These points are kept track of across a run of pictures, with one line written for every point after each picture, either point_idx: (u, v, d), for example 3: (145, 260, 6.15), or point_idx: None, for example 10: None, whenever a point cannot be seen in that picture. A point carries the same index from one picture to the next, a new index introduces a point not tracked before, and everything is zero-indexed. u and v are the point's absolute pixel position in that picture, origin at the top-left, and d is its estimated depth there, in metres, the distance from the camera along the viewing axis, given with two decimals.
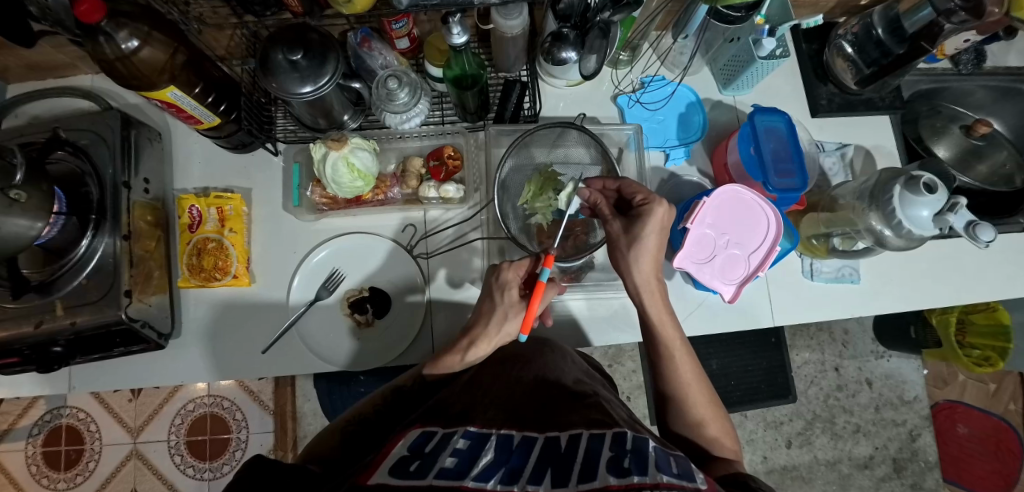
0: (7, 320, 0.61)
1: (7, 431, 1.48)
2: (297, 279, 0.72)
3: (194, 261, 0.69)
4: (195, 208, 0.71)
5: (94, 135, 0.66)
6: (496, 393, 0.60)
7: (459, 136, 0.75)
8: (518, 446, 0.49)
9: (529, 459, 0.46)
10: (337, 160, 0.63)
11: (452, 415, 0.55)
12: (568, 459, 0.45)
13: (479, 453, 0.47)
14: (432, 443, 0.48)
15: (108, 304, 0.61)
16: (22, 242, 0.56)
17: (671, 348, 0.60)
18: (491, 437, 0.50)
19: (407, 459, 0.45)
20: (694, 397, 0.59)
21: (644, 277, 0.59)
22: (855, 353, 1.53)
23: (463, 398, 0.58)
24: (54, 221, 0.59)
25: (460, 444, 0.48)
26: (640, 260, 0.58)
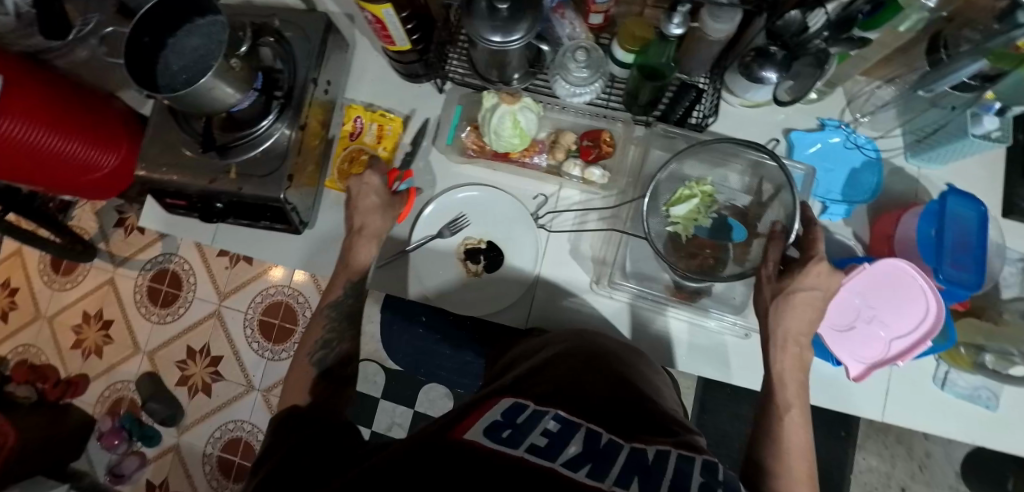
0: (187, 169, 0.70)
1: (128, 259, 1.75)
2: (427, 213, 0.74)
3: (344, 167, 0.76)
4: (359, 119, 0.76)
5: (300, 31, 0.72)
6: (587, 379, 0.58)
7: (620, 123, 0.74)
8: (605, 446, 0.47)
9: (617, 458, 0.45)
10: (504, 113, 0.65)
11: (543, 393, 0.55)
12: (656, 472, 0.43)
13: (567, 437, 0.46)
14: (523, 416, 0.49)
15: (272, 182, 0.67)
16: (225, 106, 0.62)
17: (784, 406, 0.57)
18: (580, 427, 0.48)
19: (500, 426, 0.46)
20: (796, 463, 0.53)
21: (783, 335, 0.59)
22: (929, 480, 1.38)
23: (556, 377, 0.58)
24: (247, 94, 0.65)
25: (551, 425, 0.47)
26: (786, 318, 0.59)
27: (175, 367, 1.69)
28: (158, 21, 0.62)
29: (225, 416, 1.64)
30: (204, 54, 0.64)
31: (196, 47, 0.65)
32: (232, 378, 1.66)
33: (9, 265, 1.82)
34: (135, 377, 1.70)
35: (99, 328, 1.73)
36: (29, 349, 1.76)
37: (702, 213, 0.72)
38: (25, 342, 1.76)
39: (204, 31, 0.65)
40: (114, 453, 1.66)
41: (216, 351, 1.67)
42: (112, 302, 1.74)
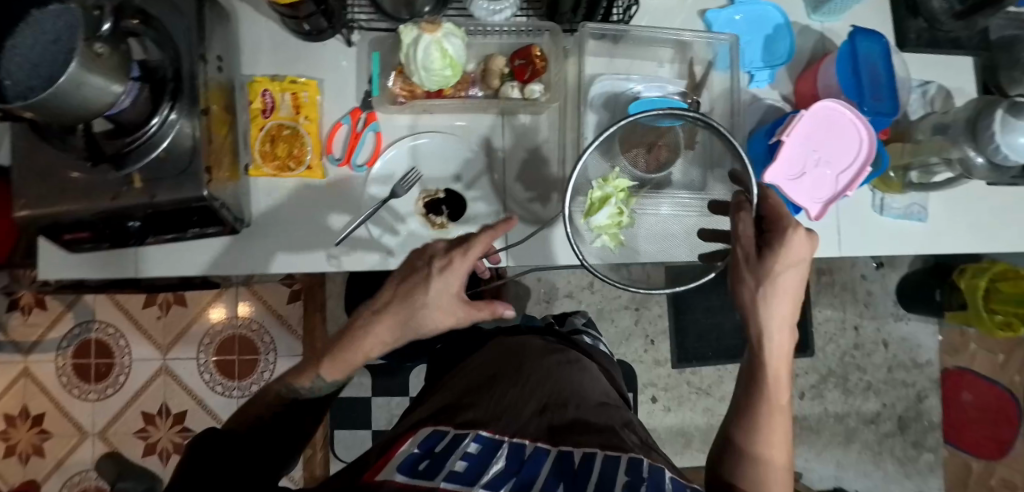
0: (72, 195, 0.59)
1: (36, 343, 1.64)
2: (377, 175, 0.70)
3: (268, 149, 0.68)
4: (268, 93, 0.68)
5: (168, 4, 0.62)
6: (509, 397, 0.60)
7: (547, 34, 0.72)
8: (529, 456, 0.49)
9: (540, 468, 0.47)
10: (429, 44, 0.60)
11: (462, 418, 0.56)
12: (579, 475, 0.45)
13: (485, 458, 0.48)
14: (442, 444, 0.51)
15: (188, 180, 0.59)
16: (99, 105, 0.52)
17: (767, 383, 0.59)
18: (502, 445, 0.51)
19: (416, 459, 0.47)
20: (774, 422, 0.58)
21: (775, 318, 0.59)
22: (876, 314, 1.59)
23: (475, 399, 0.60)
24: (127, 86, 0.54)
25: (469, 448, 0.49)
26: (771, 302, 0.59)
27: (136, 438, 1.62)
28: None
29: None
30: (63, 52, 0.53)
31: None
32: (205, 428, 1.62)
33: None
34: (93, 464, 1.62)
35: (30, 426, 1.63)
36: None
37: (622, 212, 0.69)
38: None
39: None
40: None
41: (178, 407, 1.63)
42: (35, 394, 1.64)
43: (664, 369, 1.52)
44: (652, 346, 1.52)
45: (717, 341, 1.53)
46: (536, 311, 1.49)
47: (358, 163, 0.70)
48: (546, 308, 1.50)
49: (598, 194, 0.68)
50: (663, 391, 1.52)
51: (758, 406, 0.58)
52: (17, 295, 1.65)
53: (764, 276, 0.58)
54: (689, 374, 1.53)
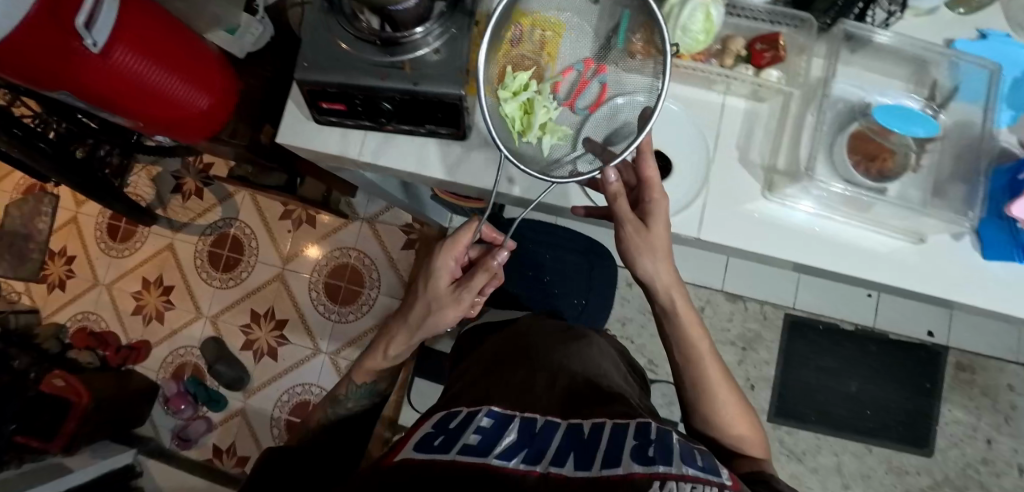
0: (345, 64, 0.66)
1: (185, 225, 1.85)
2: (593, 121, 0.74)
3: (505, 75, 0.73)
4: (518, 25, 0.73)
5: None
6: (521, 386, 0.70)
7: (796, 26, 0.71)
8: (538, 433, 0.57)
9: (551, 444, 0.54)
10: (696, 6, 0.63)
11: (478, 400, 0.67)
12: (590, 447, 0.52)
13: (499, 432, 0.57)
14: (456, 422, 0.61)
15: (450, 79, 0.64)
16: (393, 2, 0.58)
17: (688, 330, 0.72)
18: (513, 419, 0.61)
19: (434, 437, 0.58)
20: (711, 367, 0.72)
21: (661, 277, 0.70)
22: (1016, 432, 1.42)
23: (487, 385, 0.71)
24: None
25: (482, 423, 0.59)
26: (655, 261, 0.69)
27: (240, 332, 1.77)
28: None
29: (293, 379, 1.72)
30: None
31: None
32: (298, 341, 1.74)
33: (66, 233, 1.91)
34: (198, 343, 1.79)
35: (159, 293, 1.84)
36: (89, 316, 1.87)
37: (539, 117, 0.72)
38: (85, 309, 1.87)
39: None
40: (180, 417, 1.76)
41: (281, 315, 1.76)
42: (171, 267, 1.84)
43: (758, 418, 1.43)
44: (750, 391, 1.44)
45: (822, 405, 1.43)
46: (638, 319, 1.48)
47: (580, 107, 0.74)
48: (648, 320, 1.47)
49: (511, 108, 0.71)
50: None
51: (693, 365, 0.72)
52: (182, 180, 1.87)
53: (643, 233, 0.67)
54: (784, 433, 1.43)
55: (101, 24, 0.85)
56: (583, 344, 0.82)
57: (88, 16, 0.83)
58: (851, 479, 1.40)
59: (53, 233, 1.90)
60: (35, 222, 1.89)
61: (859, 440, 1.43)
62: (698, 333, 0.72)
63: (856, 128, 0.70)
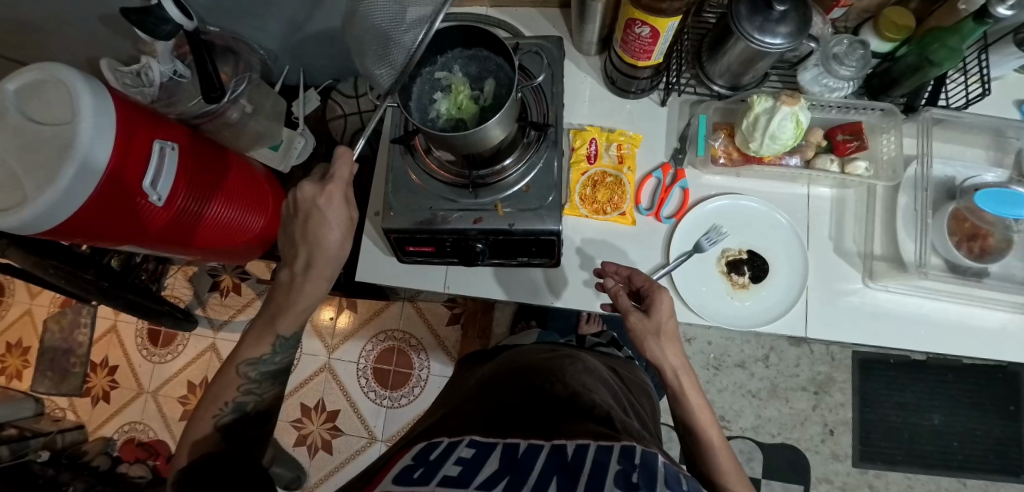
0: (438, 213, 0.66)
1: (226, 323, 1.84)
2: (681, 228, 0.72)
3: (588, 192, 0.72)
4: (594, 142, 0.74)
5: (546, 65, 0.69)
6: (504, 414, 0.63)
7: (880, 113, 0.70)
8: (522, 456, 0.50)
9: (536, 466, 0.47)
10: (786, 116, 0.63)
11: (455, 432, 0.60)
12: (574, 469, 0.46)
13: (480, 461, 0.49)
14: (438, 454, 0.52)
15: (548, 213, 0.64)
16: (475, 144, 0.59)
17: (685, 394, 0.65)
18: (494, 447, 0.53)
19: (412, 469, 0.48)
20: (714, 434, 0.64)
21: (671, 362, 0.65)
22: None
23: (464, 420, 0.64)
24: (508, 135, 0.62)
25: (464, 452, 0.51)
26: (662, 346, 0.64)
27: (292, 428, 1.71)
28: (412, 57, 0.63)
29: (351, 473, 1.66)
30: (489, 87, 0.64)
31: (472, 79, 0.64)
32: (353, 431, 1.69)
33: (106, 342, 1.87)
34: None
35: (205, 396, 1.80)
36: (136, 426, 1.80)
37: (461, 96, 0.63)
38: (132, 420, 1.80)
39: (473, 61, 0.65)
40: None
41: (332, 406, 1.71)
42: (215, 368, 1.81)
43: (843, 465, 1.38)
44: (830, 437, 1.39)
45: (907, 442, 1.38)
46: (703, 376, 1.44)
47: (666, 215, 0.73)
48: (714, 375, 1.43)
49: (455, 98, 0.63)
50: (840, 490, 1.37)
51: (691, 418, 0.65)
52: (219, 277, 1.87)
53: (653, 324, 0.64)
54: (872, 477, 1.37)
55: (164, 178, 0.86)
56: (567, 362, 0.75)
57: (153, 174, 0.83)
58: None
59: (93, 344, 1.87)
60: (75, 336, 1.87)
61: (951, 475, 1.36)
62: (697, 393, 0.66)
63: (953, 208, 0.68)
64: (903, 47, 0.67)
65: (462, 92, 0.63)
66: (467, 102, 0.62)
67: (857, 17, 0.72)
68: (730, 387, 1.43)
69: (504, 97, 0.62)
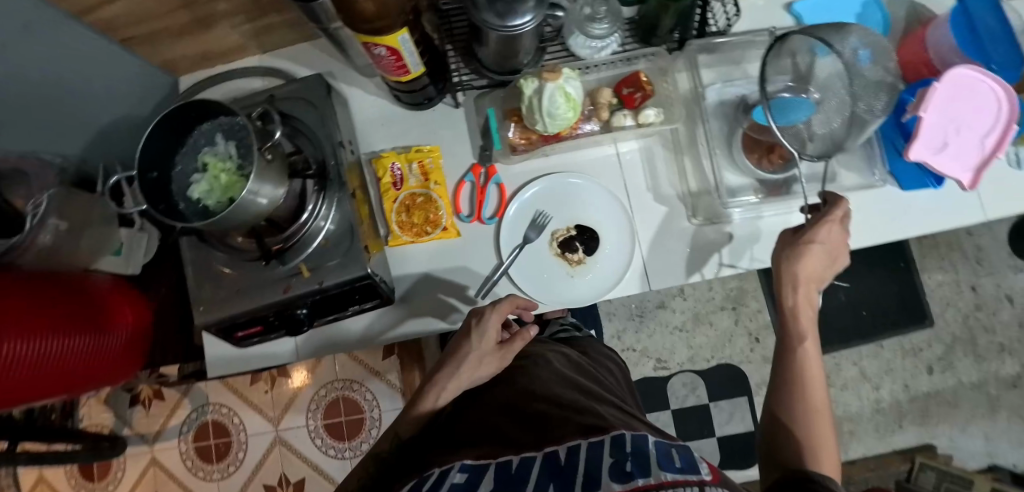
0: (247, 295, 0.63)
1: (159, 433, 1.73)
2: (505, 224, 0.71)
3: (404, 218, 0.70)
4: (396, 166, 0.71)
5: (309, 105, 0.66)
6: (484, 426, 0.62)
7: (653, 57, 0.73)
8: (517, 470, 0.51)
9: (531, 476, 0.49)
10: (554, 91, 0.62)
11: (446, 454, 0.57)
12: (568, 473, 0.48)
13: (476, 486, 0.49)
14: (429, 481, 0.52)
15: (353, 261, 0.62)
16: (239, 222, 0.55)
17: (802, 360, 0.63)
18: (488, 466, 0.53)
19: None
20: (818, 394, 0.61)
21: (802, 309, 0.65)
22: (991, 269, 1.47)
23: (449, 439, 0.61)
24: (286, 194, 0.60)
25: (457, 478, 0.50)
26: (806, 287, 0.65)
27: None
28: (161, 149, 0.59)
29: None
30: (246, 150, 0.60)
31: (230, 150, 0.61)
32: None
33: None
34: None
35: None
36: None
37: (218, 171, 0.59)
38: None
39: (228, 129, 0.61)
40: None
41: (296, 476, 1.67)
42: (164, 481, 1.71)
43: None
44: (758, 343, 1.46)
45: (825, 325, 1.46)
46: (631, 327, 1.48)
47: (488, 216, 0.72)
48: (640, 324, 1.48)
49: (215, 174, 0.60)
50: None
51: (793, 378, 0.62)
52: (136, 390, 1.75)
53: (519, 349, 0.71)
54: None
55: None
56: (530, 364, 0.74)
57: None
58: (879, 379, 1.44)
59: None
60: None
61: (868, 340, 1.46)
62: (808, 320, 0.65)
63: (743, 130, 0.71)
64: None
65: (220, 169, 0.59)
66: (230, 179, 0.59)
67: None
68: (658, 329, 1.48)
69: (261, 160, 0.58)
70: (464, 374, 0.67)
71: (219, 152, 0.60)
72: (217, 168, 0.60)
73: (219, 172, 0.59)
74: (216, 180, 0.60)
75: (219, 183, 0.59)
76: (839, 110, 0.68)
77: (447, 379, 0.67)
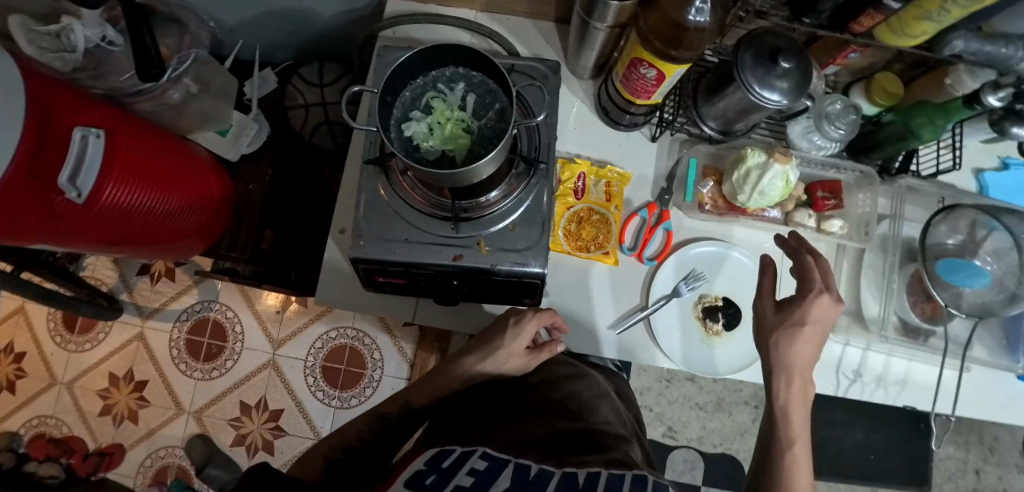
0: (413, 247, 0.61)
1: (156, 311, 1.68)
2: (662, 270, 0.71)
3: (573, 228, 0.70)
4: (582, 175, 0.71)
5: (538, 87, 0.65)
6: (514, 421, 0.62)
7: (857, 174, 0.73)
8: (535, 477, 0.49)
9: (549, 485, 0.48)
10: (776, 174, 0.63)
11: (469, 437, 0.59)
12: None
13: (493, 477, 0.49)
14: (449, 460, 0.53)
15: (534, 255, 0.61)
16: (464, 181, 0.54)
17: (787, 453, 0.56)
18: (507, 462, 0.52)
19: (423, 473, 0.50)
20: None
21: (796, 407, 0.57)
22: (999, 462, 1.51)
23: (476, 424, 0.63)
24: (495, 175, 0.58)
25: (477, 466, 0.51)
26: (805, 371, 0.58)
27: (229, 426, 1.62)
28: (400, 74, 0.57)
29: None
30: (480, 109, 0.59)
31: (463, 102, 0.59)
32: (297, 431, 1.61)
33: (11, 324, 1.66)
34: (181, 442, 1.61)
35: (131, 390, 1.64)
36: (47, 420, 1.63)
37: (446, 119, 0.58)
38: (42, 413, 1.63)
39: (469, 82, 0.60)
40: None
41: (275, 404, 1.63)
42: (143, 360, 1.66)
43: None
44: None
45: (832, 456, 1.47)
46: (655, 388, 1.49)
47: (648, 256, 0.72)
48: (665, 388, 1.49)
49: (443, 121, 0.58)
50: None
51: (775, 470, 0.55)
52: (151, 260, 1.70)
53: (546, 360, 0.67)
54: None
55: (85, 174, 0.73)
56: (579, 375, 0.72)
57: (70, 168, 0.71)
58: None
59: None
60: None
61: (864, 485, 1.48)
62: (802, 424, 0.57)
63: (913, 271, 0.72)
64: (888, 114, 0.70)
65: (449, 117, 0.58)
66: (457, 132, 0.57)
67: (849, 74, 0.73)
68: (679, 400, 1.48)
69: (499, 127, 0.57)
70: (489, 365, 0.65)
71: (453, 100, 0.59)
72: (446, 115, 0.58)
73: (448, 121, 0.58)
74: (441, 126, 0.58)
75: (443, 130, 0.57)
76: (1005, 283, 0.68)
77: (471, 365, 0.66)
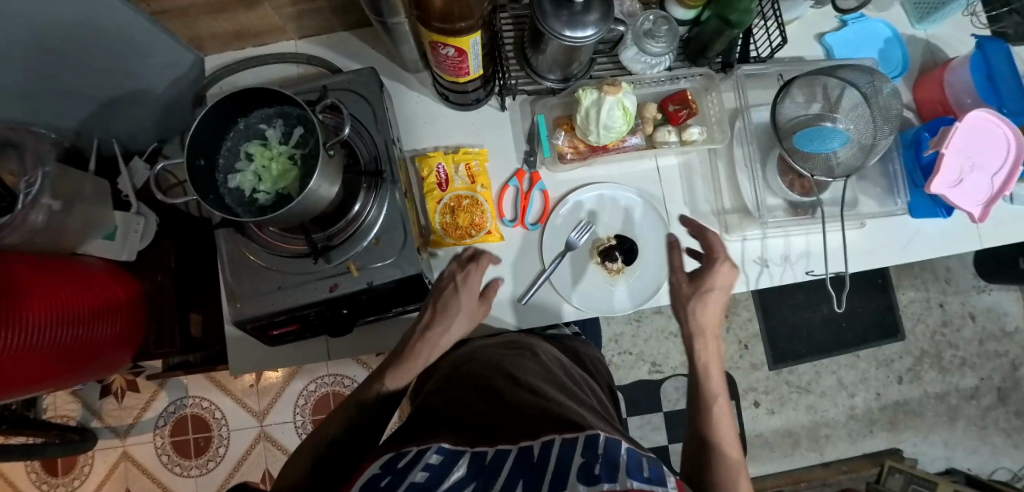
0: (291, 293, 0.61)
1: (132, 426, 1.65)
2: (548, 229, 0.73)
3: (449, 220, 0.70)
4: (442, 166, 0.71)
5: (360, 98, 0.65)
6: (466, 410, 0.56)
7: (699, 77, 0.75)
8: (491, 462, 0.45)
9: (502, 470, 0.43)
10: (613, 104, 0.63)
11: (422, 435, 0.51)
12: (540, 468, 0.42)
13: (448, 471, 0.43)
14: (403, 460, 0.45)
15: (406, 259, 0.61)
16: (304, 215, 0.53)
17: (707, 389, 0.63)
18: (464, 453, 0.47)
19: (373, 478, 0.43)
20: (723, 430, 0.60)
21: (707, 345, 0.66)
22: (957, 289, 1.58)
23: (426, 420, 0.56)
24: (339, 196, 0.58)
25: (431, 460, 0.45)
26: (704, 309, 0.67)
27: None
28: (205, 137, 0.56)
29: None
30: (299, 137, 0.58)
31: (280, 137, 0.58)
32: None
33: None
34: None
35: None
36: None
37: (268, 159, 0.57)
38: None
39: (281, 116, 0.59)
40: None
41: None
42: (136, 477, 1.63)
43: (762, 372, 1.52)
44: (747, 351, 1.53)
45: (809, 337, 1.53)
46: (629, 331, 1.52)
47: (531, 221, 0.73)
48: (637, 327, 1.52)
49: (267, 162, 0.57)
50: (764, 394, 1.52)
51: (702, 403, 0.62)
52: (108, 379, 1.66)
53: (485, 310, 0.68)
54: (787, 373, 1.53)
55: None
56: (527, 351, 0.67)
57: None
58: (855, 388, 1.53)
59: None
60: None
61: (845, 352, 1.54)
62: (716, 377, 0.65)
63: (779, 153, 0.74)
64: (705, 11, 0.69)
65: (271, 156, 0.57)
66: (285, 168, 0.57)
67: None
68: (655, 334, 1.52)
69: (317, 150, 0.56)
70: (451, 330, 0.64)
71: (269, 140, 0.58)
72: (267, 156, 0.57)
73: (271, 161, 0.57)
74: (267, 169, 0.57)
75: (270, 172, 0.57)
76: (862, 132, 0.71)
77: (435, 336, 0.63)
